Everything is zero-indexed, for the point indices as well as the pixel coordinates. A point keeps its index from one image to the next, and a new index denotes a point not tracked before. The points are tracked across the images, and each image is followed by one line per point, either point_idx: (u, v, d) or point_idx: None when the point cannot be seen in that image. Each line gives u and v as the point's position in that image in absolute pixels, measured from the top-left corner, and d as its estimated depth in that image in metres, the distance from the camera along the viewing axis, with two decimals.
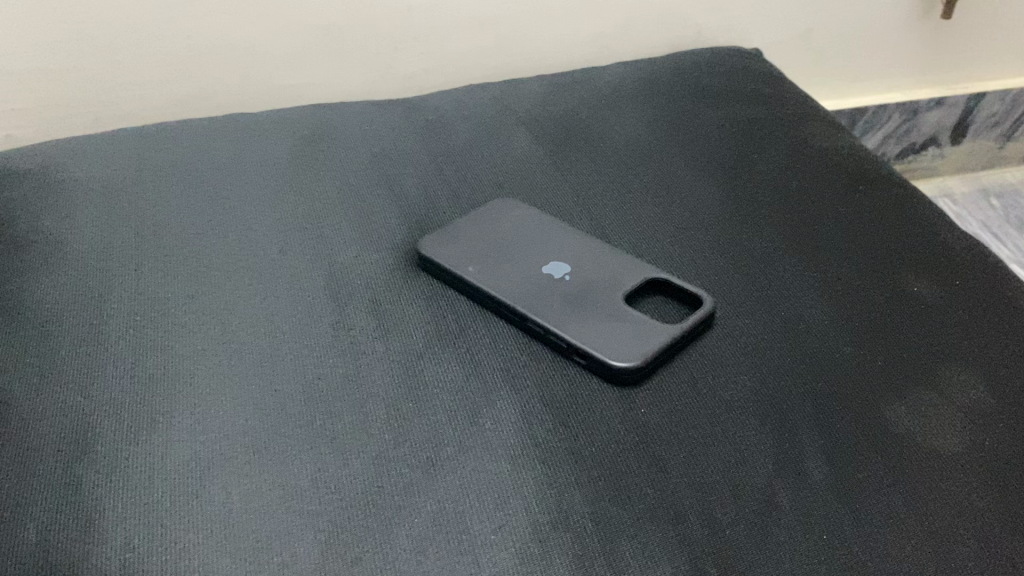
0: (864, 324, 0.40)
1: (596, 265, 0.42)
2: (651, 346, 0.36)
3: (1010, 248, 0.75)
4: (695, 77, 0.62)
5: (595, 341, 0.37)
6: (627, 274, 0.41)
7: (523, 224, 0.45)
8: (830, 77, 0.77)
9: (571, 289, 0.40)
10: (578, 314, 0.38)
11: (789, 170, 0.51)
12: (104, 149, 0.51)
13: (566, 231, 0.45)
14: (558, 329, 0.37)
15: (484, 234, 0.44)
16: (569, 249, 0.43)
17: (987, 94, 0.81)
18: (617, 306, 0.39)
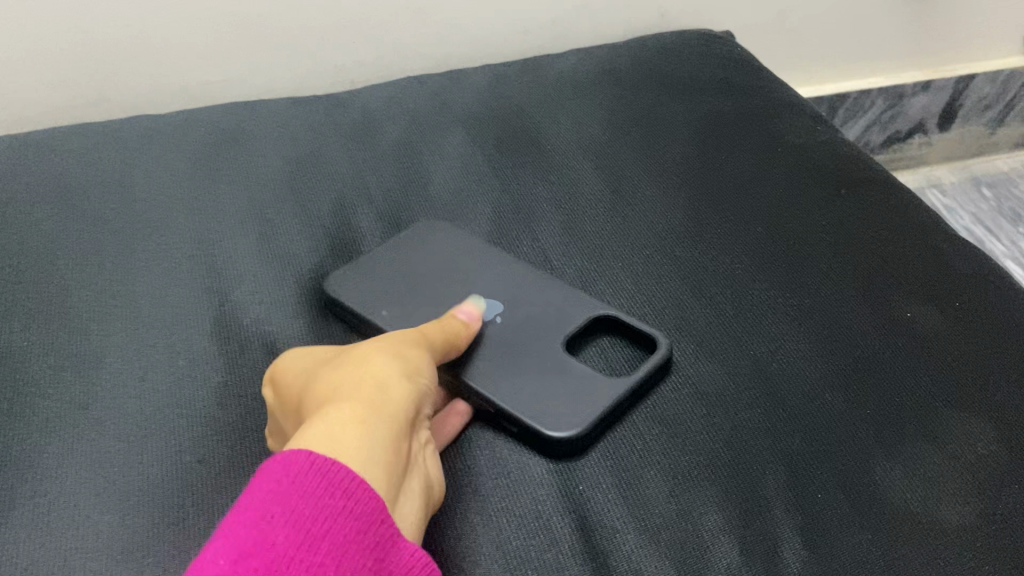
0: (846, 359, 0.34)
1: (530, 303, 0.36)
2: (597, 409, 0.31)
3: (1005, 244, 0.70)
4: (658, 65, 0.56)
5: (529, 404, 0.31)
6: (569, 313, 0.36)
7: (450, 247, 0.40)
8: (803, 62, 0.71)
9: (502, 335, 0.34)
10: (510, 367, 0.33)
11: (760, 172, 0.45)
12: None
13: (498, 261, 0.39)
14: (484, 389, 0.32)
15: (404, 266, 0.39)
16: (501, 282, 0.38)
17: (977, 77, 0.75)
18: (553, 355, 0.34)
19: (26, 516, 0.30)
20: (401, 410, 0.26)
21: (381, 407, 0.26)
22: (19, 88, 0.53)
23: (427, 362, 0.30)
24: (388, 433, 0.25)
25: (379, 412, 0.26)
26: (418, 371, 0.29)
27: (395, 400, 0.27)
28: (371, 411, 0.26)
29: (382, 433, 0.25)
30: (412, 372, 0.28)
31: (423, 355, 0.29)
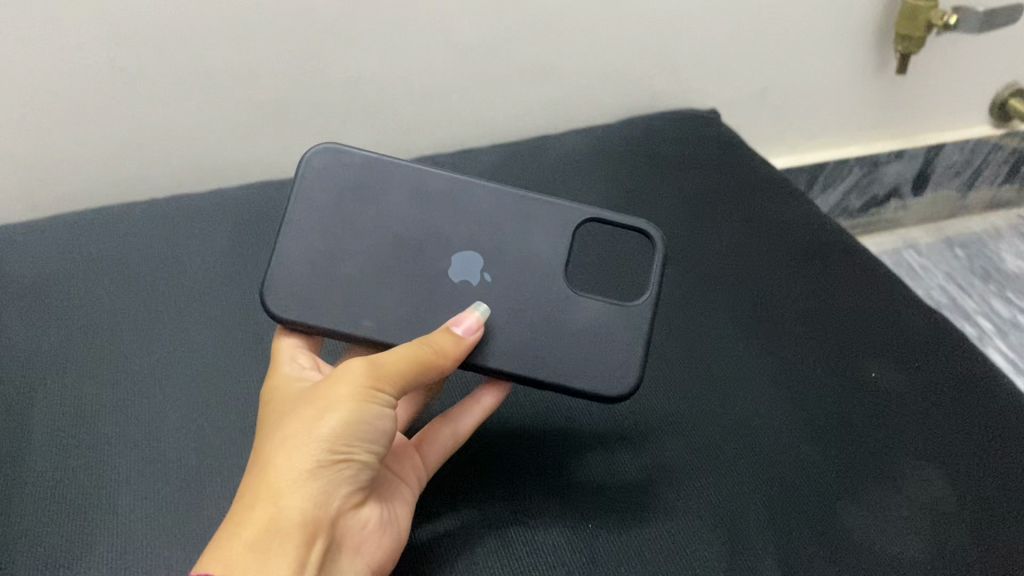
0: (817, 414, 0.40)
1: (497, 240, 0.41)
2: (622, 368, 0.39)
3: (976, 301, 0.75)
4: (649, 142, 0.62)
5: (570, 372, 0.39)
6: (553, 237, 0.41)
7: (368, 211, 0.41)
8: (781, 135, 0.78)
9: (506, 276, 0.40)
10: (536, 323, 0.40)
11: (743, 238, 0.51)
12: (36, 240, 0.50)
13: (428, 204, 0.41)
14: (523, 363, 0.39)
15: (343, 257, 0.40)
16: (452, 215, 0.41)
17: (946, 146, 0.81)
18: (562, 300, 0.40)
19: (109, 551, 0.36)
20: (295, 524, 0.30)
21: (268, 534, 0.30)
22: (76, 169, 0.60)
23: (351, 433, 0.32)
24: (275, 559, 0.30)
25: (270, 532, 0.30)
26: (333, 453, 0.31)
27: (287, 518, 0.30)
28: (260, 537, 0.30)
29: (269, 561, 0.29)
30: (326, 459, 0.31)
31: (343, 429, 0.32)
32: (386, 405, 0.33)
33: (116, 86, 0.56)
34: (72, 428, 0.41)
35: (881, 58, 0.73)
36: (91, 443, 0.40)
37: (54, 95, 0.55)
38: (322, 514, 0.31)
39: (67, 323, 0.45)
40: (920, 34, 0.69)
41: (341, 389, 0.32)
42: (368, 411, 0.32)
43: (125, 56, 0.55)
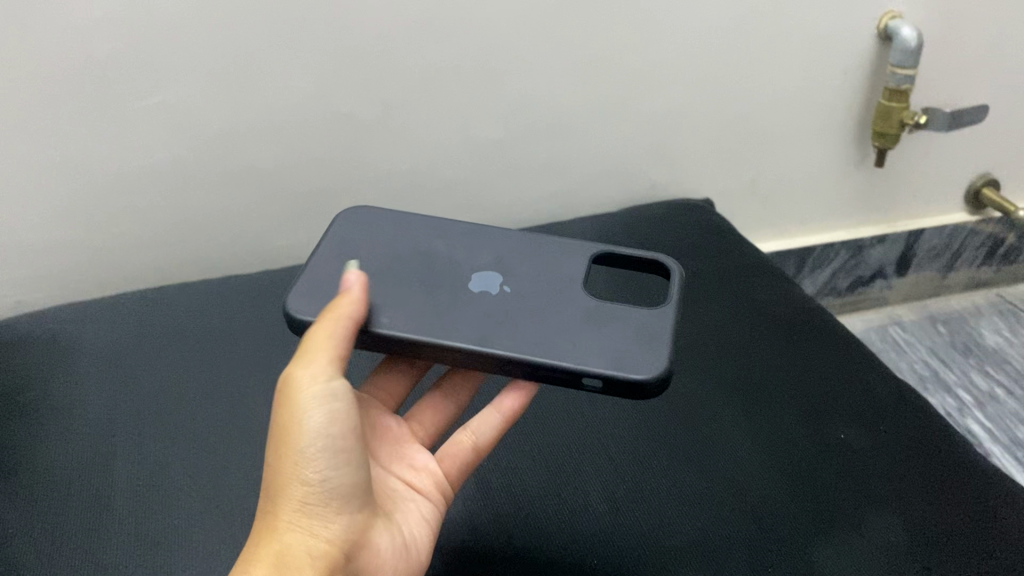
0: (786, 474, 0.49)
1: (518, 268, 0.50)
2: (654, 352, 0.43)
3: (957, 374, 0.81)
4: (649, 232, 0.71)
5: (609, 362, 0.43)
6: (571, 266, 0.50)
7: (392, 244, 0.51)
8: (769, 222, 0.86)
9: (531, 293, 0.48)
10: (573, 329, 0.45)
11: (732, 322, 0.61)
12: (116, 314, 0.60)
13: (447, 241, 0.51)
14: (565, 357, 0.43)
15: (368, 272, 0.48)
16: (470, 249, 0.51)
17: (924, 231, 0.89)
18: (591, 311, 0.46)
19: None
20: (302, 555, 0.37)
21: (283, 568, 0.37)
22: (143, 249, 0.71)
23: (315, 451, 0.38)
24: None
25: (284, 565, 0.37)
26: (309, 473, 0.38)
27: (296, 552, 0.37)
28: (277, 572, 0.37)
29: None
30: (306, 482, 0.38)
31: (309, 452, 0.38)
32: (340, 409, 0.39)
33: (184, 179, 0.67)
34: (148, 472, 0.48)
35: (862, 151, 0.82)
36: (168, 486, 0.47)
37: (137, 185, 0.67)
38: (326, 538, 0.38)
39: (144, 386, 0.54)
40: (894, 132, 0.77)
41: (293, 413, 0.38)
42: (321, 423, 0.38)
43: (186, 155, 0.66)
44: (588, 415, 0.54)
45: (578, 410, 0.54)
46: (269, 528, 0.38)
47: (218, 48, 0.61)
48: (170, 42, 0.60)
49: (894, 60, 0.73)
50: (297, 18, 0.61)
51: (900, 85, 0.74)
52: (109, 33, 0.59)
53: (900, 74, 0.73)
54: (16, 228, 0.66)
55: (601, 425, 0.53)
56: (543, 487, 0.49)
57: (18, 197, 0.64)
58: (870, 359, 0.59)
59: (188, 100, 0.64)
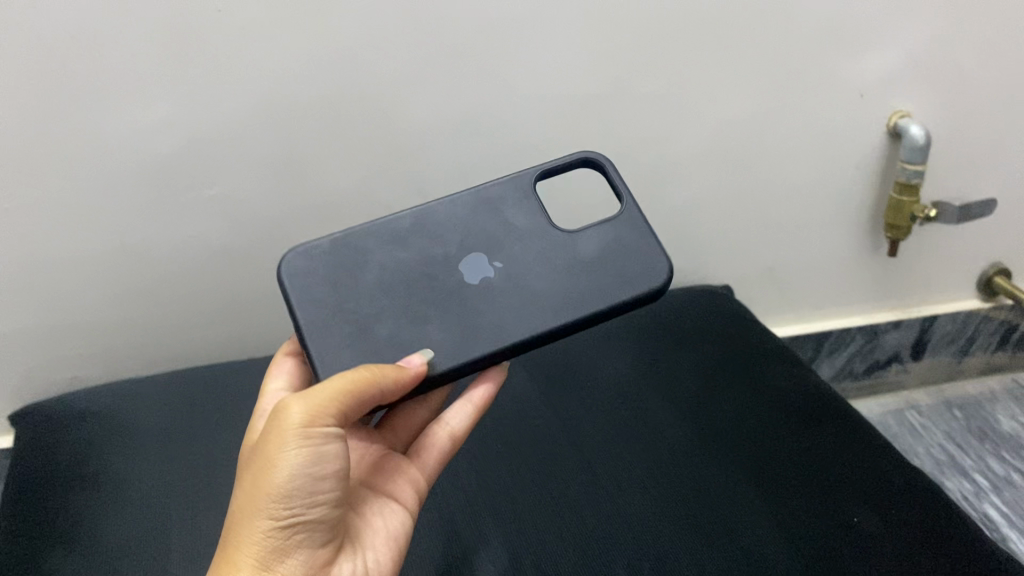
0: (761, 543, 0.52)
1: (484, 237, 0.55)
2: (649, 263, 0.54)
3: (973, 458, 0.83)
4: (673, 319, 0.76)
5: (631, 285, 0.53)
6: (518, 204, 0.56)
7: (368, 284, 0.52)
8: (787, 309, 0.91)
9: (515, 251, 0.54)
10: (580, 264, 0.54)
11: (748, 408, 0.65)
12: (173, 396, 0.66)
13: (405, 246, 0.54)
14: (595, 299, 0.53)
15: (373, 325, 0.51)
16: (435, 243, 0.54)
17: (938, 316, 0.92)
18: (577, 245, 0.54)
19: None
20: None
21: None
22: (197, 331, 0.76)
23: (293, 488, 0.41)
24: None
25: None
26: (282, 510, 0.41)
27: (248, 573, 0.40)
28: None
29: None
30: (277, 518, 0.41)
31: (285, 489, 0.41)
32: (326, 449, 0.42)
33: (238, 265, 0.73)
34: (202, 542, 0.53)
35: (874, 241, 0.86)
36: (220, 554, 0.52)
37: (194, 269, 0.72)
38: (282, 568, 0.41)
39: (198, 463, 0.59)
40: (906, 224, 0.80)
41: (277, 445, 0.41)
42: (304, 463, 0.41)
43: (241, 244, 0.72)
44: (589, 479, 0.58)
45: (585, 474, 0.59)
46: (230, 557, 0.41)
47: (276, 148, 0.68)
48: (231, 139, 0.66)
49: (904, 156, 0.77)
50: (345, 115, 0.67)
51: (910, 180, 0.77)
52: (175, 132, 0.65)
53: (910, 169, 0.77)
54: (84, 309, 0.71)
55: (602, 488, 0.57)
56: (569, 559, 0.52)
57: (87, 285, 0.70)
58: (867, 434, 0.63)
59: (243, 192, 0.69)
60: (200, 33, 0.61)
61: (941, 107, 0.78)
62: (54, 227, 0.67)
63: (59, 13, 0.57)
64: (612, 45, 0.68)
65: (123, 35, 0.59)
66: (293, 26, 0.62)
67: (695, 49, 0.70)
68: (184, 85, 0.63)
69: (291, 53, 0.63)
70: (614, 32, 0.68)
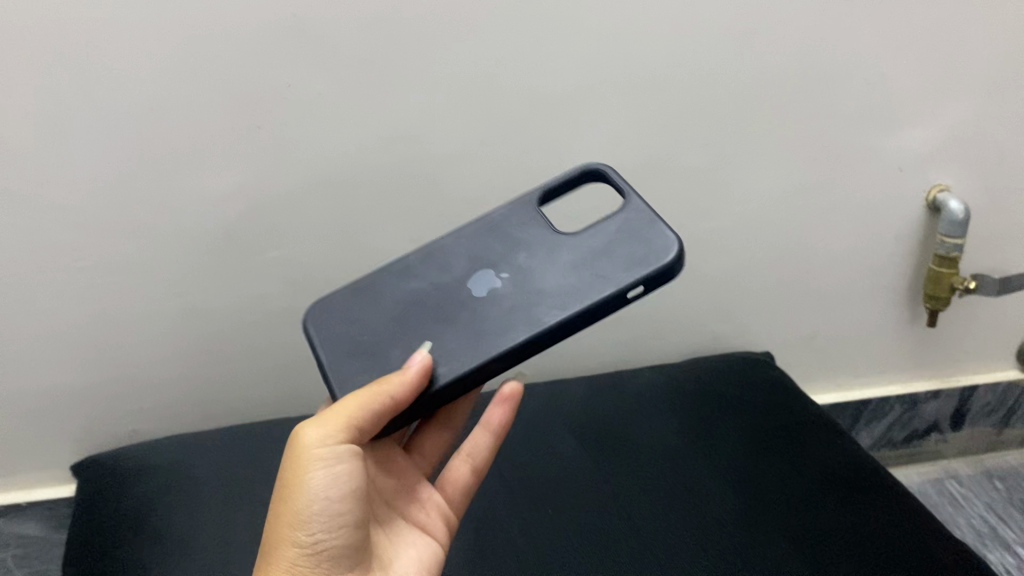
0: None
1: (491, 256, 0.56)
2: (659, 238, 0.53)
3: (1015, 531, 0.83)
4: (714, 385, 0.78)
5: (643, 264, 0.52)
6: (522, 220, 0.58)
7: (384, 314, 0.55)
8: (825, 377, 0.92)
9: (521, 262, 0.55)
10: (589, 257, 0.53)
11: (792, 477, 0.66)
12: (231, 450, 0.68)
13: (413, 280, 0.56)
14: (608, 282, 0.51)
15: (385, 351, 0.53)
16: (447, 268, 0.56)
17: (978, 387, 0.93)
18: (586, 242, 0.54)
19: None
20: None
21: None
22: (252, 388, 0.79)
23: (314, 513, 0.44)
24: None
25: None
26: (305, 536, 0.43)
27: None
28: None
29: None
30: (302, 544, 0.43)
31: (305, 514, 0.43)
32: (340, 470, 0.44)
33: (294, 325, 0.76)
34: None
35: (914, 312, 0.87)
36: None
37: (252, 329, 0.75)
38: None
39: (254, 515, 0.61)
40: (945, 295, 0.82)
41: (297, 474, 0.44)
42: (322, 487, 0.44)
43: (299, 304, 0.75)
44: (641, 549, 0.59)
45: (634, 540, 0.60)
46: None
47: (338, 215, 0.71)
48: (296, 207, 0.70)
49: (942, 230, 0.78)
50: (403, 184, 0.70)
51: (949, 253, 0.79)
52: (241, 198, 0.68)
53: (949, 243, 0.78)
54: (146, 364, 0.75)
55: (652, 558, 0.58)
56: None
57: (149, 340, 0.74)
58: (912, 506, 0.63)
59: (304, 255, 0.72)
60: (269, 105, 0.64)
61: (980, 181, 0.79)
62: (123, 286, 0.70)
63: (141, 83, 0.61)
64: (659, 123, 0.71)
65: (199, 105, 0.63)
66: (356, 99, 0.65)
67: (738, 124, 0.73)
68: (252, 152, 0.66)
69: (354, 124, 0.67)
70: (660, 107, 0.71)
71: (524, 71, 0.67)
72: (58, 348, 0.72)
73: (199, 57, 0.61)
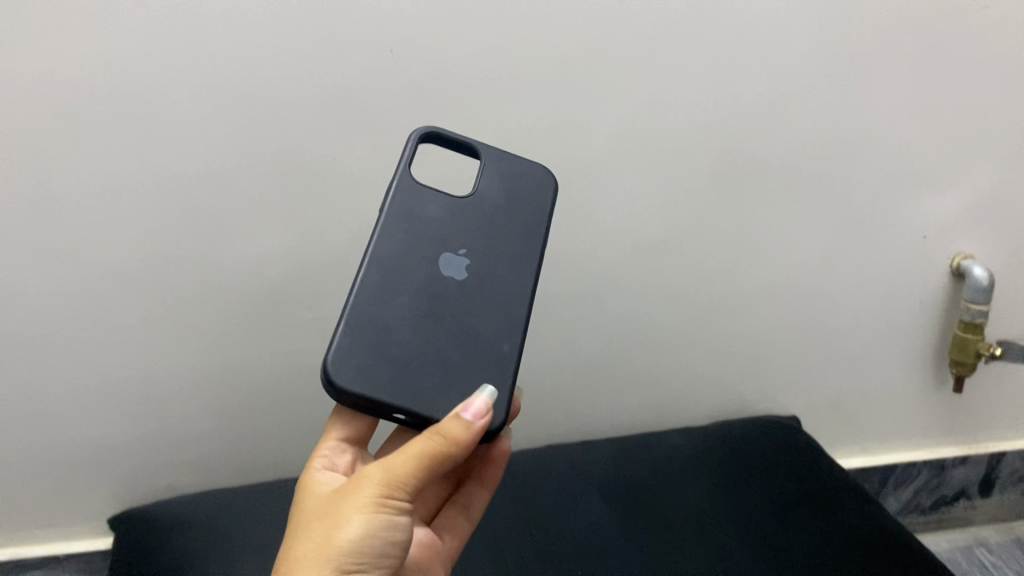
0: None
1: (424, 239, 0.52)
2: (540, 175, 0.58)
3: None
4: (742, 449, 0.79)
5: (542, 200, 0.58)
6: (412, 189, 0.54)
7: (400, 332, 0.49)
8: (852, 442, 0.92)
9: (453, 231, 0.54)
10: (502, 208, 0.56)
11: (823, 544, 0.66)
12: (268, 507, 0.70)
13: (385, 293, 0.50)
14: (533, 228, 0.56)
15: (438, 363, 0.49)
16: (406, 268, 0.51)
17: (1006, 453, 0.93)
18: (491, 199, 0.56)
19: None
20: None
21: None
22: (286, 445, 0.81)
23: (361, 550, 0.40)
24: None
25: None
26: (349, 564, 0.40)
27: None
28: None
29: None
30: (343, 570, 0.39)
31: (356, 545, 0.40)
32: (401, 517, 0.41)
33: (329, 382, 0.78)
34: None
35: (941, 377, 0.88)
36: None
37: (288, 386, 0.77)
38: None
39: None
40: (971, 359, 0.82)
41: (364, 502, 0.41)
42: (380, 527, 0.40)
43: None
44: None
45: None
46: None
47: None
48: (334, 269, 0.72)
49: (968, 296, 0.79)
50: None
51: (975, 318, 0.80)
52: (282, 258, 0.71)
53: (975, 308, 0.79)
54: (184, 418, 0.77)
55: None
56: None
57: (188, 396, 0.76)
58: None
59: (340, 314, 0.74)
60: (313, 173, 0.67)
61: (1004, 248, 0.81)
62: (167, 341, 0.72)
63: (193, 150, 0.64)
64: (687, 191, 0.74)
65: (246, 171, 0.66)
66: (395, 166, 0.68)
67: (766, 191, 0.75)
68: (295, 214, 0.69)
69: None
70: (690, 173, 0.73)
71: (558, 140, 0.69)
72: (102, 402, 0.74)
73: (247, 127, 0.64)
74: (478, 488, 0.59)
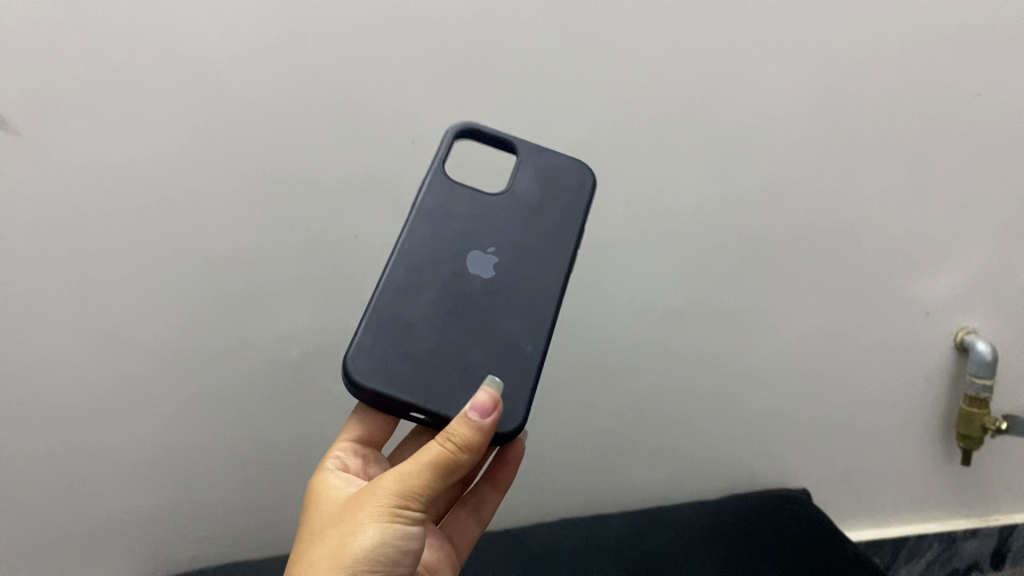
0: None
1: (455, 239, 0.56)
2: (574, 172, 0.59)
3: None
4: (752, 522, 0.80)
5: (578, 198, 0.58)
6: (446, 188, 0.57)
7: (425, 333, 0.52)
8: (861, 515, 0.94)
9: (484, 230, 0.56)
10: (535, 206, 0.58)
11: None
12: None
13: (412, 292, 0.53)
14: (564, 228, 0.57)
15: (457, 364, 0.52)
16: (433, 266, 0.55)
17: (1017, 525, 0.94)
18: (523, 197, 0.58)
19: None
20: None
21: None
22: None
23: (374, 555, 0.42)
24: None
25: None
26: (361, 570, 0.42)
27: None
28: None
29: None
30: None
31: (368, 553, 0.42)
32: (413, 524, 0.43)
33: None
34: None
35: (948, 451, 0.89)
36: None
37: (311, 460, 0.80)
38: None
39: None
40: (977, 433, 0.83)
41: (377, 511, 0.43)
42: (393, 534, 0.43)
43: None
44: None
45: None
46: None
47: None
48: None
49: (971, 370, 0.81)
50: None
51: (979, 392, 0.81)
52: (305, 337, 0.74)
53: (978, 382, 0.81)
54: (211, 492, 0.79)
55: None
56: None
57: (214, 471, 0.78)
58: None
59: None
60: (336, 257, 0.71)
61: (1005, 323, 0.83)
62: (195, 415, 0.75)
63: (221, 236, 0.67)
64: (693, 272, 0.76)
65: (272, 255, 0.69)
66: None
67: (770, 272, 0.77)
68: (318, 296, 0.72)
69: None
70: (696, 253, 0.75)
71: None
72: (132, 476, 0.77)
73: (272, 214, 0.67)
74: (489, 493, 0.63)
